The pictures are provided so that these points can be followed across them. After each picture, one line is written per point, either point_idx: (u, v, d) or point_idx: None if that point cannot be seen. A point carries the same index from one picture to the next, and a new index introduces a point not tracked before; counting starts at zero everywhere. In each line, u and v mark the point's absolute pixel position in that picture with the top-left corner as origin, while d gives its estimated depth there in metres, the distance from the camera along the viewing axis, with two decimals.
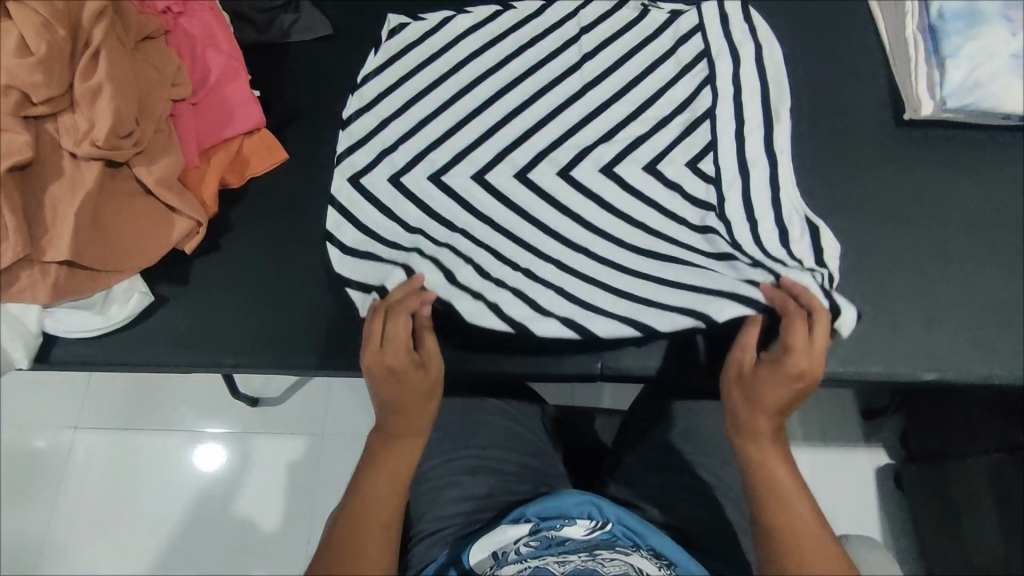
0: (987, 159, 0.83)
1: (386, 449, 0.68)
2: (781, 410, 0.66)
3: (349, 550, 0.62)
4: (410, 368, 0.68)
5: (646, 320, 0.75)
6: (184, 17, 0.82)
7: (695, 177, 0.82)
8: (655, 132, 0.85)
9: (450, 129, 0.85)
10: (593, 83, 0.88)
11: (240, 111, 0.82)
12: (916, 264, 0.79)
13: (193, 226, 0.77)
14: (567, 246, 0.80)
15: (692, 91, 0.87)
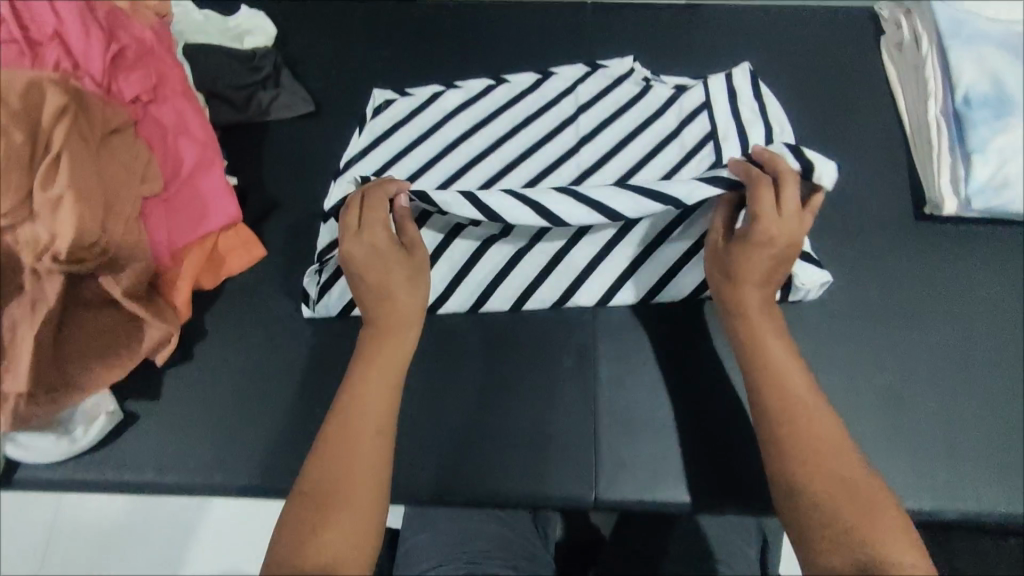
0: (1004, 259, 0.79)
1: (376, 340, 0.68)
2: (756, 279, 0.66)
3: (339, 460, 0.59)
4: (386, 250, 0.69)
5: (615, 205, 0.69)
6: (156, 104, 0.76)
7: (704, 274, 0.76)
8: None
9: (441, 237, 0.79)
10: (593, 169, 0.82)
11: (216, 206, 0.77)
12: (927, 373, 0.76)
13: (163, 337, 0.73)
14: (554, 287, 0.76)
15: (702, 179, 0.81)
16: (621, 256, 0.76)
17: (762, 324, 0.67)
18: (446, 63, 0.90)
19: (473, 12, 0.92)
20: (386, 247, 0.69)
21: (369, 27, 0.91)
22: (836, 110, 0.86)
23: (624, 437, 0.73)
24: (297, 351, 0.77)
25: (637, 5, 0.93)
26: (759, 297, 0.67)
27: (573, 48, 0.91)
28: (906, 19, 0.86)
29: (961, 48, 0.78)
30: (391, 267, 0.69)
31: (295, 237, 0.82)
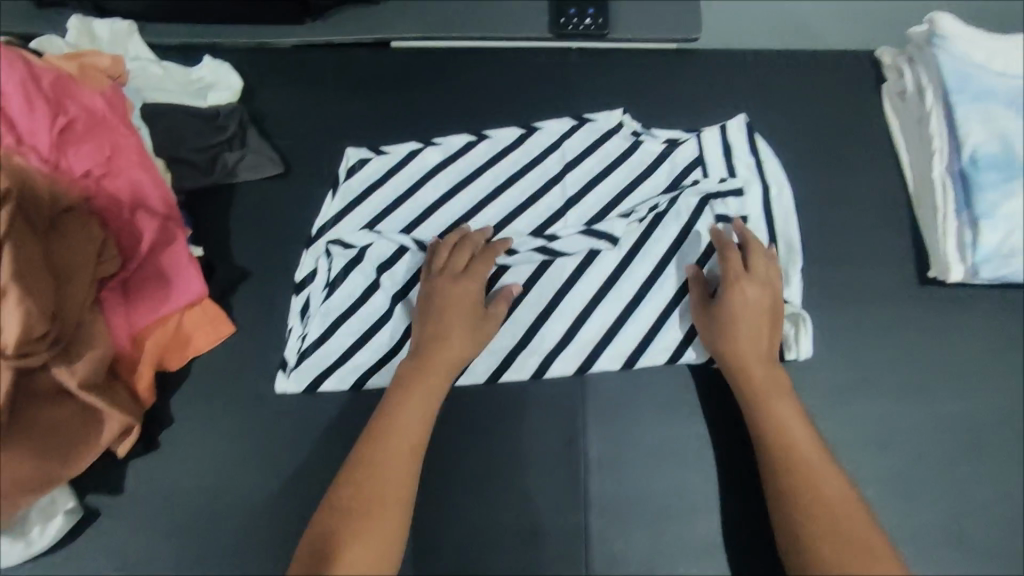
0: (1012, 328, 0.75)
1: (418, 375, 0.67)
2: (747, 342, 0.67)
3: (365, 489, 0.60)
4: (462, 300, 0.70)
5: (566, 244, 0.75)
6: (110, 177, 0.71)
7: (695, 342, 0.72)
8: (648, 295, 0.74)
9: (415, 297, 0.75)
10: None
11: (178, 282, 0.72)
12: (934, 451, 0.72)
13: (125, 428, 0.69)
14: (535, 351, 0.73)
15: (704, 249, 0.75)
16: (602, 320, 0.73)
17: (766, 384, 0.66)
18: (423, 116, 0.85)
19: (452, 60, 0.87)
20: (466, 296, 0.70)
21: (342, 80, 0.86)
22: (835, 163, 0.82)
23: (616, 529, 0.68)
24: (267, 436, 0.72)
25: (625, 49, 0.88)
26: (756, 355, 0.67)
27: (558, 94, 0.86)
28: (908, 67, 0.81)
29: (968, 104, 0.74)
30: (461, 317, 0.70)
31: (264, 310, 0.77)
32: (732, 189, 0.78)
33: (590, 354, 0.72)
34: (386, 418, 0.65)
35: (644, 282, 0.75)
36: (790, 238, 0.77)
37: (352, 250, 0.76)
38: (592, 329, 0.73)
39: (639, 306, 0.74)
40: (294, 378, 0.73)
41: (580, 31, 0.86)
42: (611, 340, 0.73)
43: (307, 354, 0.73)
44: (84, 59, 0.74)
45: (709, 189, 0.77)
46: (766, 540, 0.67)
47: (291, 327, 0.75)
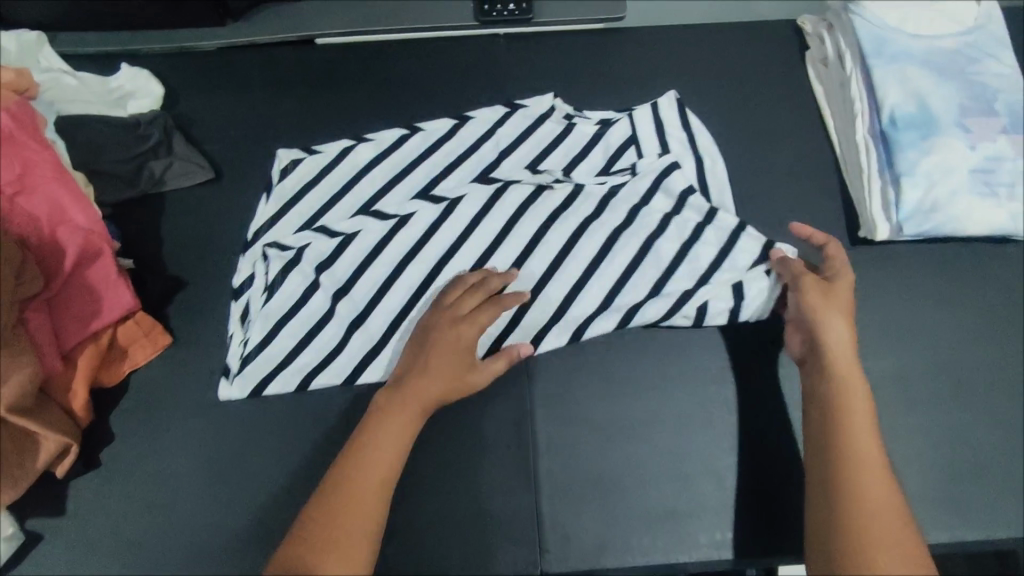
0: (943, 283, 0.77)
1: (398, 404, 0.65)
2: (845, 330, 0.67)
3: (334, 518, 0.59)
4: (459, 348, 0.67)
5: (500, 229, 0.76)
6: (25, 195, 0.68)
7: (641, 316, 0.72)
8: (592, 272, 0.74)
9: (359, 294, 0.74)
10: (519, 217, 0.76)
11: (109, 295, 0.71)
12: (878, 408, 0.72)
13: (62, 448, 0.67)
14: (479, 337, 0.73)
15: (652, 232, 0.75)
16: (548, 300, 0.73)
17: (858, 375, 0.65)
18: (353, 112, 0.84)
19: (378, 55, 0.86)
20: (464, 348, 0.67)
21: (267, 80, 0.85)
22: (763, 133, 0.83)
23: (569, 508, 0.68)
24: (211, 445, 0.71)
25: (552, 33, 0.88)
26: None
27: (489, 82, 0.86)
28: (828, 34, 0.83)
29: (884, 66, 0.76)
30: (455, 361, 0.67)
31: (200, 318, 0.76)
32: (665, 164, 0.78)
33: (536, 338, 0.72)
34: (361, 447, 0.63)
35: (589, 261, 0.74)
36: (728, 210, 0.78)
37: (290, 252, 0.75)
38: (539, 312, 0.73)
39: (585, 284, 0.73)
40: (238, 384, 0.72)
41: (505, 18, 0.86)
42: (558, 321, 0.72)
43: (251, 359, 0.72)
44: None
45: (646, 166, 0.78)
46: (712, 506, 0.68)
47: (233, 333, 0.74)
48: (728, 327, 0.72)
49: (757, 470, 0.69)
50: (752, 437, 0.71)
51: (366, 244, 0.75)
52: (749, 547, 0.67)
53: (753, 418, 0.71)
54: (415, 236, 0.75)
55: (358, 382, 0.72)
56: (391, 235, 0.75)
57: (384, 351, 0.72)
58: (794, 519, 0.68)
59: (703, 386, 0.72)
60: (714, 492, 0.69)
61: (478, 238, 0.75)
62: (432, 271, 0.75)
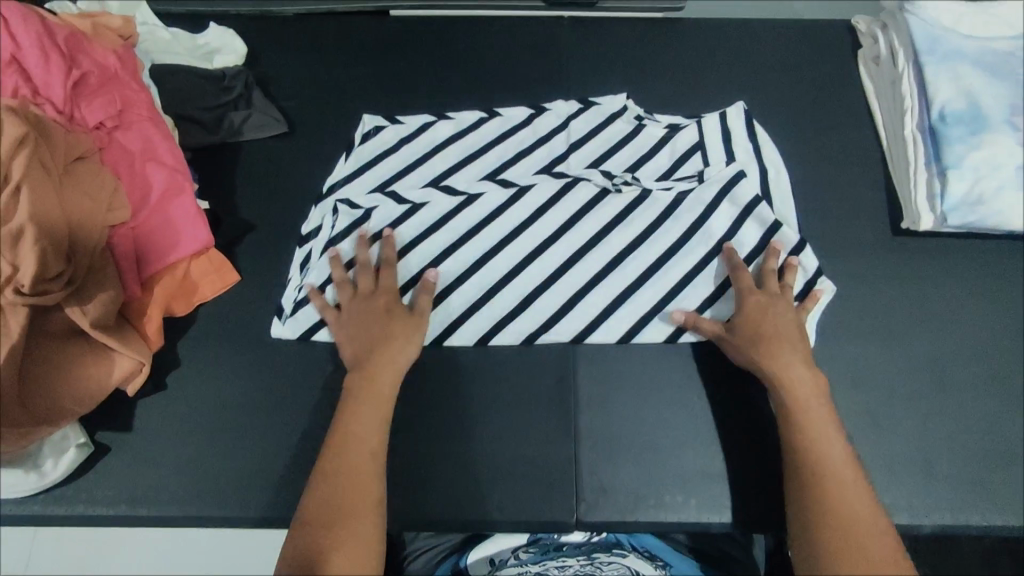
0: (984, 278, 0.78)
1: (365, 384, 0.69)
2: (787, 346, 0.69)
3: (337, 502, 0.62)
4: (388, 312, 0.72)
5: (558, 223, 0.80)
6: (121, 130, 0.74)
7: (694, 326, 0.75)
8: (649, 274, 0.77)
9: (423, 264, 0.78)
10: (582, 216, 0.80)
11: (187, 231, 0.75)
12: (913, 392, 0.74)
13: (134, 368, 0.72)
14: (526, 313, 0.76)
15: (716, 244, 0.78)
16: (605, 290, 0.76)
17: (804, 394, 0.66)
18: (423, 81, 0.89)
19: (447, 29, 0.91)
20: (392, 309, 0.72)
21: (343, 46, 0.90)
22: (814, 124, 0.86)
23: (608, 462, 0.71)
24: (271, 378, 0.75)
25: (613, 19, 0.92)
26: (789, 357, 0.68)
27: (552, 61, 0.90)
28: (882, 34, 0.86)
29: (936, 63, 0.78)
30: (391, 325, 0.72)
31: (266, 260, 0.80)
32: (736, 175, 0.80)
33: (588, 325, 0.75)
34: (341, 438, 0.66)
35: (643, 260, 0.78)
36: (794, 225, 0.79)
37: (359, 210, 0.79)
38: (594, 299, 0.76)
39: (638, 282, 0.77)
40: (289, 325, 0.76)
41: (571, 1, 0.91)
42: (612, 313, 0.76)
43: (305, 304, 0.76)
44: (97, 19, 0.77)
45: (710, 175, 0.81)
46: (745, 472, 0.71)
47: (292, 277, 0.78)
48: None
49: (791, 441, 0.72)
50: None
51: (431, 217, 0.79)
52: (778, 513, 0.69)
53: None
54: (478, 217, 0.80)
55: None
56: (456, 211, 0.80)
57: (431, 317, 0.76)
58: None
59: None
60: (747, 457, 0.71)
61: (538, 235, 0.79)
62: (492, 253, 0.78)
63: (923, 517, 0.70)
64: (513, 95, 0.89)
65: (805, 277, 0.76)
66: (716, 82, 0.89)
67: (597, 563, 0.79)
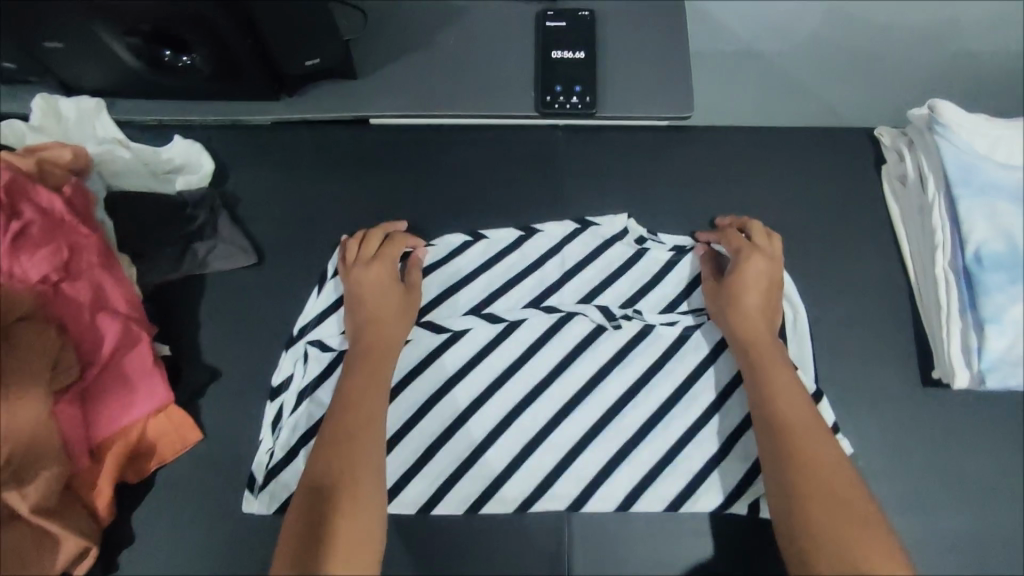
0: (1012, 433, 0.73)
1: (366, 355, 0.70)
2: (751, 302, 0.71)
3: (336, 468, 0.62)
4: (381, 280, 0.73)
5: (551, 365, 0.73)
6: (69, 282, 0.67)
7: (698, 490, 0.70)
8: (650, 426, 0.71)
9: (405, 417, 0.72)
10: (577, 355, 0.73)
11: (143, 387, 0.69)
12: (931, 565, 0.70)
13: (81, 549, 0.65)
14: (518, 474, 0.70)
15: (720, 395, 0.72)
16: (601, 449, 0.70)
17: (780, 372, 0.68)
18: (408, 202, 0.82)
19: (433, 141, 0.84)
20: (385, 279, 0.73)
21: (321, 162, 0.83)
22: (831, 253, 0.79)
23: None
24: (239, 552, 0.69)
25: (613, 127, 0.84)
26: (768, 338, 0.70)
27: (547, 177, 0.83)
28: (908, 154, 0.78)
29: (971, 197, 0.70)
30: (386, 295, 0.73)
31: (233, 413, 0.73)
32: None
33: (585, 488, 0.70)
34: (335, 412, 0.66)
35: (645, 409, 0.72)
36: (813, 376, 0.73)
37: (330, 358, 0.73)
38: (589, 456, 0.70)
39: (639, 436, 0.71)
40: (264, 499, 0.70)
41: (567, 111, 0.81)
42: (610, 474, 0.70)
43: (278, 472, 0.70)
44: (43, 153, 0.70)
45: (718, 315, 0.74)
46: None
47: (261, 439, 0.72)
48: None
49: None
50: None
51: (411, 362, 0.73)
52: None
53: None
54: (464, 360, 0.73)
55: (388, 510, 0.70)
56: (439, 354, 0.73)
57: (413, 479, 0.70)
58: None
59: (751, 533, 0.70)
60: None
61: (531, 379, 0.73)
62: (480, 403, 0.72)
63: None
64: (504, 217, 0.82)
65: None
66: (723, 202, 0.82)
67: None
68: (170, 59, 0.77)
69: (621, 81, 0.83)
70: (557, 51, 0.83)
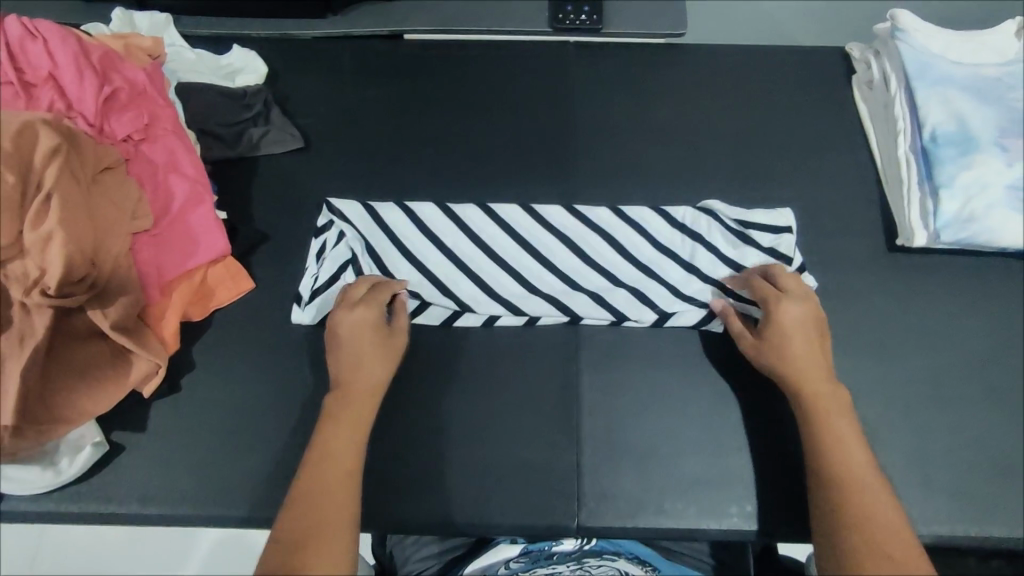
0: (977, 293, 0.81)
1: (343, 400, 0.70)
2: (795, 346, 0.71)
3: (307, 524, 0.61)
4: (364, 330, 0.73)
5: (553, 223, 0.83)
6: (147, 143, 0.78)
7: (680, 313, 0.78)
8: (638, 265, 0.81)
9: (432, 251, 0.82)
10: (576, 218, 0.84)
11: (204, 240, 0.78)
12: (908, 405, 0.77)
13: (151, 369, 0.74)
14: (527, 296, 0.80)
15: (701, 243, 0.82)
16: (598, 279, 0.81)
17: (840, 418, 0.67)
18: (434, 100, 0.92)
19: (458, 52, 0.95)
20: (369, 325, 0.73)
21: (358, 66, 0.94)
22: (811, 144, 0.89)
23: (608, 471, 0.74)
24: (283, 385, 0.78)
25: (618, 43, 0.96)
26: (828, 387, 0.69)
27: (559, 80, 0.94)
28: (875, 60, 0.89)
29: (927, 88, 0.81)
30: (370, 344, 0.73)
31: (281, 268, 0.83)
32: (728, 214, 0.83)
33: (584, 305, 0.79)
34: (314, 464, 0.65)
35: (634, 255, 0.82)
36: (791, 224, 0.81)
37: (368, 209, 0.84)
38: (589, 284, 0.80)
39: (629, 276, 0.81)
40: (307, 312, 0.79)
41: (576, 27, 0.95)
42: (605, 297, 0.79)
43: (319, 292, 0.79)
44: (129, 39, 0.81)
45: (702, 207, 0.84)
46: (742, 482, 0.73)
47: (307, 267, 0.81)
48: None
49: (788, 452, 0.74)
50: (781, 411, 0.76)
51: (434, 218, 0.83)
52: (771, 511, 0.72)
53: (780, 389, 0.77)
54: (479, 217, 0.84)
55: (414, 323, 0.79)
56: (454, 212, 0.84)
57: (437, 300, 0.79)
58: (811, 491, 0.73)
59: (740, 364, 0.78)
60: (745, 453, 0.74)
61: (537, 231, 0.83)
62: (493, 249, 0.82)
63: (917, 528, 0.72)
64: (521, 114, 0.92)
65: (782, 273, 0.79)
66: (715, 102, 0.92)
67: (586, 567, 0.81)
68: None
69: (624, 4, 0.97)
70: None
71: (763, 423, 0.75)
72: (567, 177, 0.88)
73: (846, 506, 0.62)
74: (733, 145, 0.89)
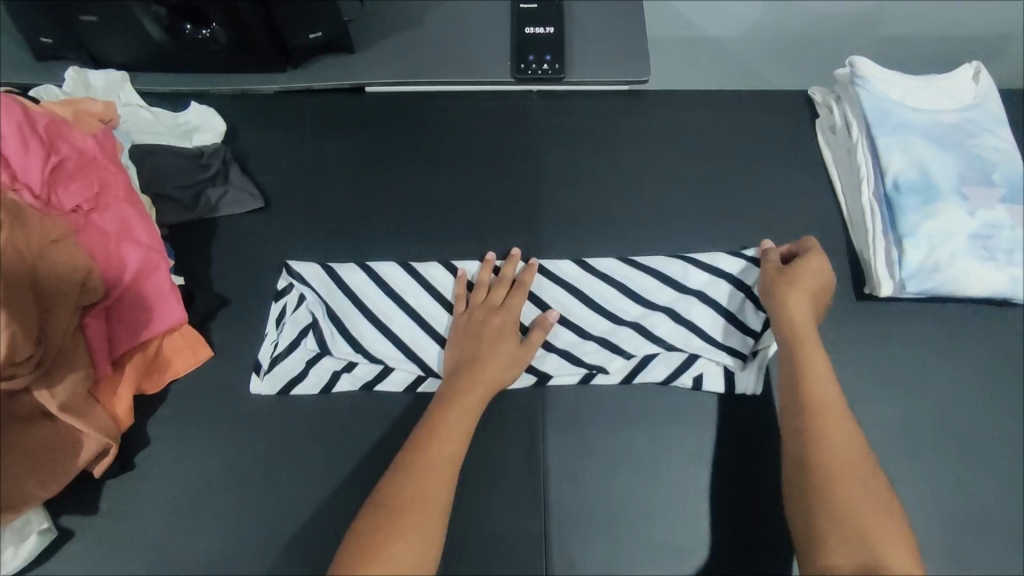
0: (944, 341, 0.81)
1: (464, 388, 0.72)
2: (810, 284, 0.74)
3: (401, 503, 0.63)
4: (503, 332, 0.76)
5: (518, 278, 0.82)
6: (97, 213, 0.75)
7: (648, 369, 0.77)
8: (606, 320, 0.80)
9: (393, 313, 0.80)
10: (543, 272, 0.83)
11: (159, 309, 0.76)
12: (879, 461, 0.75)
13: (102, 448, 0.72)
14: None
15: (665, 295, 0.81)
16: (567, 333, 0.79)
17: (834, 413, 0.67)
18: (396, 154, 0.91)
19: (419, 105, 0.95)
20: (507, 329, 0.76)
21: (319, 122, 0.93)
22: (775, 191, 0.89)
23: (577, 540, 0.72)
24: (241, 457, 0.76)
25: (581, 92, 0.95)
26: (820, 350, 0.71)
27: (523, 131, 0.93)
28: (836, 105, 0.90)
29: (888, 135, 0.82)
30: (502, 345, 0.75)
31: (240, 334, 0.81)
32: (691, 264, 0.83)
33: (552, 364, 0.78)
34: (426, 441, 0.67)
35: (603, 307, 0.81)
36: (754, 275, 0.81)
37: (328, 270, 0.83)
38: (558, 339, 0.79)
39: (597, 332, 0.80)
40: (267, 381, 0.78)
41: (537, 77, 0.93)
42: (574, 354, 0.78)
43: (279, 360, 0.78)
44: (78, 105, 0.80)
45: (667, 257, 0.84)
46: (712, 547, 0.72)
47: (267, 332, 0.80)
48: (731, 387, 0.77)
49: (757, 513, 0.73)
50: (749, 471, 0.75)
51: (396, 278, 0.82)
52: None
53: (750, 447, 0.76)
54: (441, 276, 0.82)
55: (377, 389, 0.77)
56: (417, 271, 0.83)
57: (400, 366, 0.78)
58: (784, 555, 0.71)
59: (706, 422, 0.76)
60: (714, 516, 0.73)
61: None
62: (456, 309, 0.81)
63: None
64: (484, 167, 0.91)
65: (747, 325, 0.79)
66: (680, 150, 0.92)
67: None
68: (191, 33, 0.87)
69: (587, 51, 0.96)
70: (529, 28, 0.96)
71: (733, 483, 0.74)
72: (532, 230, 0.87)
73: (818, 489, 0.63)
74: (697, 194, 0.89)
